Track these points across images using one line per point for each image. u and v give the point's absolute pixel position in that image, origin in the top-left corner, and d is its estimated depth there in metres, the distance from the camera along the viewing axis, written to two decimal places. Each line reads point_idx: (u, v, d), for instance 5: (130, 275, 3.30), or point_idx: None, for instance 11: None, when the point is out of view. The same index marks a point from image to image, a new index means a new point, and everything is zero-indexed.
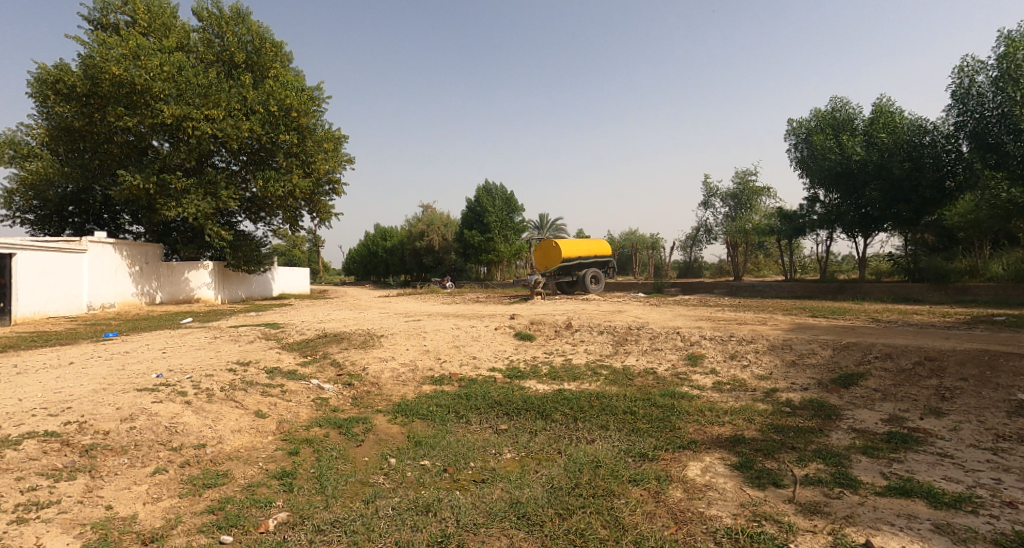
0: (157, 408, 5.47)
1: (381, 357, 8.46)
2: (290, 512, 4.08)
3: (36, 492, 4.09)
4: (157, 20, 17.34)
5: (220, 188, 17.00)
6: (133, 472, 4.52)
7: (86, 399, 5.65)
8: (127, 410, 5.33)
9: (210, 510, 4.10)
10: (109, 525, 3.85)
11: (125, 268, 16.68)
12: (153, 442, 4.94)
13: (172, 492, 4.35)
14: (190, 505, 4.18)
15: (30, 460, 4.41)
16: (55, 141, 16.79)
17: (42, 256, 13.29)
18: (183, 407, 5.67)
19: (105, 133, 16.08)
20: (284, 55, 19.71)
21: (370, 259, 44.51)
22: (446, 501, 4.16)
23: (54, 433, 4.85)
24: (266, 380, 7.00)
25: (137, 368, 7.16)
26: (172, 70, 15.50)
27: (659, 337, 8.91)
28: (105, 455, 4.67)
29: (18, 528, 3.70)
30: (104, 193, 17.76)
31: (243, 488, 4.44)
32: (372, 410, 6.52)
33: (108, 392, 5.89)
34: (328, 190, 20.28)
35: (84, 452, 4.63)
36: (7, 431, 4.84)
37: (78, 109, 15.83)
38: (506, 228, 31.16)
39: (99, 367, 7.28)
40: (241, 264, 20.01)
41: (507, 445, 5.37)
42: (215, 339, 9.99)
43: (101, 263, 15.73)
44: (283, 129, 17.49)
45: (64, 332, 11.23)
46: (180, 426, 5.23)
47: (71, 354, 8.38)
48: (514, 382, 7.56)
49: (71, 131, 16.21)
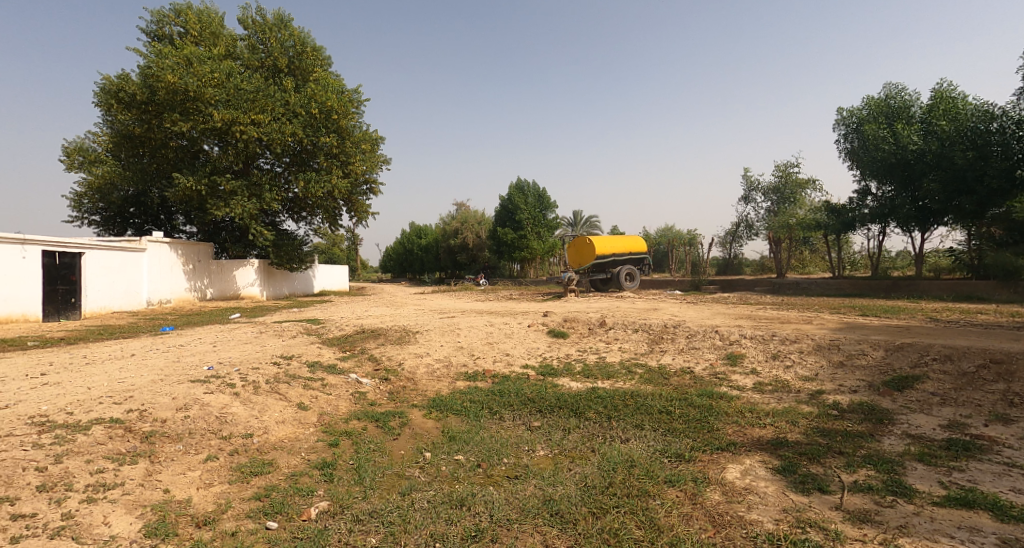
0: (209, 398, 5.68)
1: (416, 353, 8.53)
2: (331, 502, 4.16)
3: (105, 472, 4.30)
4: (207, 29, 17.98)
5: (265, 190, 17.54)
6: (187, 459, 4.70)
7: (146, 389, 5.89)
8: (182, 399, 5.55)
9: (257, 496, 4.23)
10: (166, 507, 4.02)
11: (180, 266, 17.42)
12: (205, 430, 5.13)
13: (222, 479, 4.50)
14: (239, 491, 4.33)
15: (95, 444, 4.62)
16: (118, 147, 17.55)
17: (109, 255, 14.14)
18: (232, 398, 5.87)
19: (162, 139, 16.60)
20: (324, 59, 20.15)
21: (405, 257, 45.22)
22: (480, 496, 4.15)
23: (116, 420, 5.05)
24: (308, 374, 7.17)
25: (189, 360, 7.45)
26: (222, 76, 16.15)
27: (697, 336, 8.70)
28: (162, 442, 4.88)
29: (88, 507, 3.89)
30: (160, 196, 18.59)
31: (287, 477, 4.57)
32: (407, 405, 6.60)
33: (165, 383, 6.13)
34: (367, 190, 20.70)
35: (144, 438, 4.85)
36: (76, 418, 5.05)
37: (138, 116, 16.52)
38: (537, 226, 31.06)
39: (157, 359, 7.58)
40: (284, 263, 20.56)
41: (540, 442, 5.33)
42: (261, 333, 10.26)
43: (158, 261, 16.46)
44: (324, 132, 17.92)
45: (125, 326, 11.72)
46: (229, 416, 5.41)
47: (130, 347, 8.72)
48: (547, 380, 7.52)
49: (132, 137, 16.96)
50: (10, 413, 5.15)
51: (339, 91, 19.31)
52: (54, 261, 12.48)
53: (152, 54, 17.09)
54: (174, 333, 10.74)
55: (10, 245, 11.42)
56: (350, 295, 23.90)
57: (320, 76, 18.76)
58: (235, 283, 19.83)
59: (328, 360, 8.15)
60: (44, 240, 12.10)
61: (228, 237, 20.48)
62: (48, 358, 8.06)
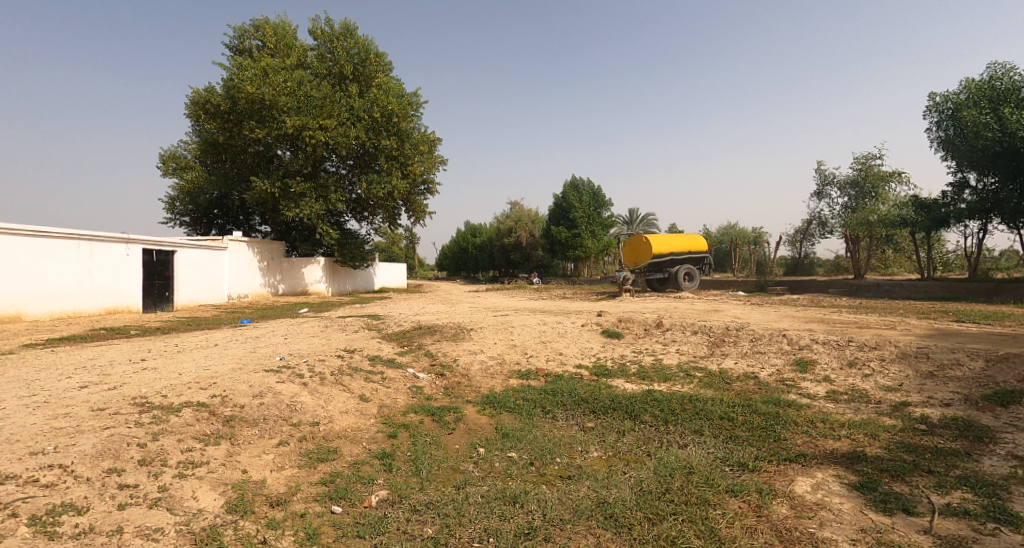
0: (281, 387, 5.92)
1: (471, 350, 8.57)
2: (390, 491, 4.23)
3: (193, 451, 4.55)
4: (282, 41, 18.85)
5: (331, 191, 18.23)
6: (263, 442, 4.92)
7: (227, 376, 6.22)
8: (257, 388, 5.81)
9: (323, 482, 4.37)
10: (245, 487, 4.22)
11: (257, 263, 18.43)
12: (278, 417, 5.35)
13: (293, 463, 4.67)
14: (307, 476, 4.49)
15: (186, 425, 4.90)
16: (204, 154, 18.66)
17: (196, 253, 15.31)
18: (301, 387, 6.09)
19: (242, 145, 17.60)
20: (386, 65, 20.67)
21: (460, 255, 45.86)
22: (533, 493, 4.09)
23: (203, 405, 5.33)
24: (369, 367, 7.35)
25: (264, 351, 7.82)
26: (294, 85, 16.90)
27: (762, 339, 8.25)
28: (241, 426, 5.12)
29: (179, 482, 4.13)
30: (240, 198, 19.74)
31: (351, 465, 4.68)
32: (462, 400, 6.61)
33: (244, 371, 6.45)
34: (424, 191, 21.08)
35: (226, 421, 5.10)
36: (169, 401, 5.39)
37: (221, 125, 17.51)
38: (591, 224, 30.54)
39: (236, 349, 8.03)
40: (348, 261, 21.30)
41: (593, 444, 5.20)
42: (327, 327, 10.66)
43: (238, 258, 17.52)
44: (385, 135, 18.42)
45: (208, 318, 12.51)
46: (298, 405, 5.61)
47: (213, 337, 9.30)
48: (601, 380, 7.35)
49: (214, 145, 18.07)
50: (116, 394, 5.56)
51: (399, 95, 19.76)
52: (151, 258, 13.76)
53: (233, 66, 18.18)
54: (249, 325, 11.36)
55: (116, 243, 12.58)
56: (407, 292, 24.45)
57: (382, 81, 19.25)
58: (304, 280, 20.76)
59: (387, 354, 8.34)
60: (142, 239, 13.35)
61: (297, 236, 21.22)
62: (147, 345, 8.71)
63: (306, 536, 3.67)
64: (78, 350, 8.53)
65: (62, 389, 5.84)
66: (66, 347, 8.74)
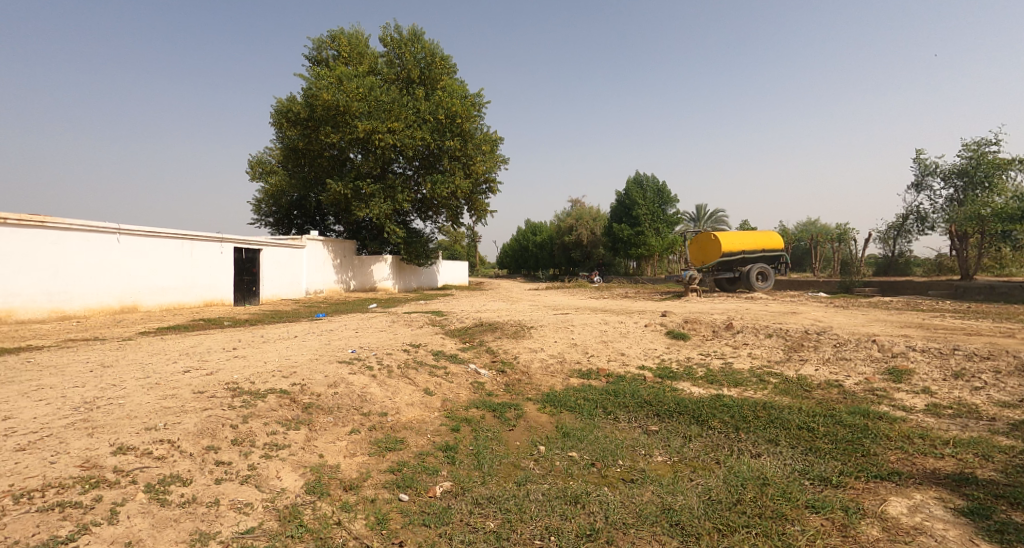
0: (353, 378, 6.11)
1: (531, 348, 8.49)
2: (453, 482, 4.26)
3: (277, 434, 4.80)
4: (355, 50, 19.53)
5: (398, 192, 18.75)
6: (336, 429, 5.10)
7: (306, 366, 6.51)
8: (332, 377, 6.03)
9: (391, 469, 4.48)
10: (322, 470, 4.42)
11: (330, 261, 19.28)
12: (350, 406, 5.52)
13: (363, 451, 4.83)
14: (376, 463, 4.62)
15: (271, 410, 5.16)
16: (285, 160, 19.81)
17: (279, 252, 16.31)
18: (370, 379, 6.26)
19: (319, 150, 18.39)
20: (451, 67, 20.97)
21: (520, 254, 45.99)
22: (594, 494, 3.94)
23: (285, 392, 5.60)
24: (432, 362, 7.46)
25: (338, 343, 8.13)
26: (365, 90, 17.49)
27: (848, 345, 7.62)
28: (318, 413, 5.32)
29: (265, 462, 4.37)
30: (317, 200, 20.83)
31: (416, 455, 4.76)
32: (522, 398, 6.54)
33: (320, 362, 6.73)
34: (486, 190, 21.26)
35: (304, 408, 5.33)
36: (257, 386, 5.70)
37: (301, 132, 18.37)
38: (655, 221, 29.71)
39: (313, 341, 8.40)
40: (413, 259, 21.83)
41: (658, 448, 4.96)
42: (394, 322, 10.95)
43: (315, 256, 18.42)
44: (449, 136, 18.73)
45: (288, 312, 13.21)
46: (368, 395, 5.77)
47: (293, 329, 9.80)
48: (665, 383, 7.05)
49: (293, 150, 19.10)
50: (213, 379, 5.96)
51: (464, 97, 20.02)
52: (241, 256, 14.81)
53: (311, 77, 19.20)
54: (324, 319, 11.87)
55: (212, 242, 13.69)
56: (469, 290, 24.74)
57: (447, 83, 19.56)
58: (373, 277, 21.50)
59: (450, 349, 8.43)
60: (234, 239, 14.45)
61: (368, 236, 22.12)
62: (237, 335, 9.32)
63: (375, 521, 3.76)
64: (180, 337, 9.25)
65: (169, 373, 6.33)
66: (172, 335, 9.52)
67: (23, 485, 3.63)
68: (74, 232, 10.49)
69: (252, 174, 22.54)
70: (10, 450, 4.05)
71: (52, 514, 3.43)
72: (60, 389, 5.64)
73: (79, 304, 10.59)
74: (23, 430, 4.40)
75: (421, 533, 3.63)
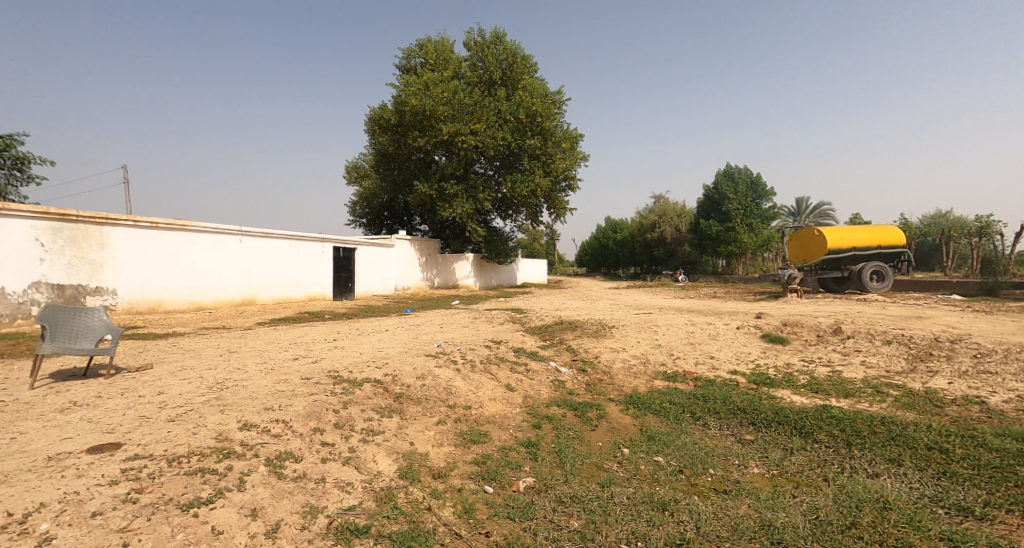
0: (439, 371, 6.22)
1: (613, 347, 8.17)
2: (537, 479, 4.31)
3: (372, 420, 4.99)
4: (441, 57, 20.01)
5: (479, 192, 19.05)
6: (425, 419, 5.24)
7: (397, 358, 6.70)
8: (420, 369, 6.17)
9: (476, 461, 4.59)
10: (413, 457, 4.57)
11: (416, 260, 19.92)
12: (437, 398, 5.64)
13: (450, 441, 4.94)
14: (462, 454, 4.74)
15: (367, 397, 5.35)
16: (376, 164, 20.81)
17: (372, 250, 17.10)
18: (455, 372, 6.34)
19: (407, 153, 19.05)
20: (532, 66, 20.88)
21: (599, 252, 45.02)
22: (684, 503, 3.85)
23: (379, 381, 5.77)
24: (513, 358, 7.41)
25: (425, 338, 8.33)
26: (450, 94, 17.85)
27: (988, 358, 6.65)
28: (408, 402, 5.47)
29: (363, 446, 4.56)
30: (404, 201, 21.72)
31: (499, 448, 4.83)
32: (604, 398, 6.32)
33: (409, 354, 6.91)
34: (566, 187, 21.00)
35: (396, 397, 5.49)
36: (354, 375, 5.93)
37: (391, 137, 19.07)
38: (748, 216, 27.90)
39: (401, 335, 8.67)
40: (493, 257, 22.16)
41: (754, 458, 4.64)
42: (476, 319, 11.05)
43: (403, 254, 19.12)
44: (530, 135, 18.72)
45: (377, 307, 13.79)
46: (453, 388, 5.87)
47: (383, 324, 10.19)
48: (761, 390, 6.48)
49: (383, 155, 20.02)
50: (317, 366, 6.30)
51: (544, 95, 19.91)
52: (339, 254, 15.67)
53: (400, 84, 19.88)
54: (410, 314, 12.24)
55: (314, 242, 14.60)
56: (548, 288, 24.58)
57: (528, 82, 19.53)
58: (455, 274, 21.96)
59: (531, 346, 8.34)
60: (334, 239, 15.31)
61: (450, 235, 22.75)
62: (335, 327, 9.85)
63: (463, 510, 3.89)
64: (286, 328, 9.96)
65: (281, 360, 6.79)
66: (282, 326, 10.25)
67: (172, 451, 4.00)
68: (207, 235, 11.71)
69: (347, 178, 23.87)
70: (162, 420, 4.49)
71: (196, 477, 3.75)
72: (196, 369, 6.23)
73: (210, 297, 11.80)
74: (173, 404, 4.87)
75: (506, 526, 3.73)
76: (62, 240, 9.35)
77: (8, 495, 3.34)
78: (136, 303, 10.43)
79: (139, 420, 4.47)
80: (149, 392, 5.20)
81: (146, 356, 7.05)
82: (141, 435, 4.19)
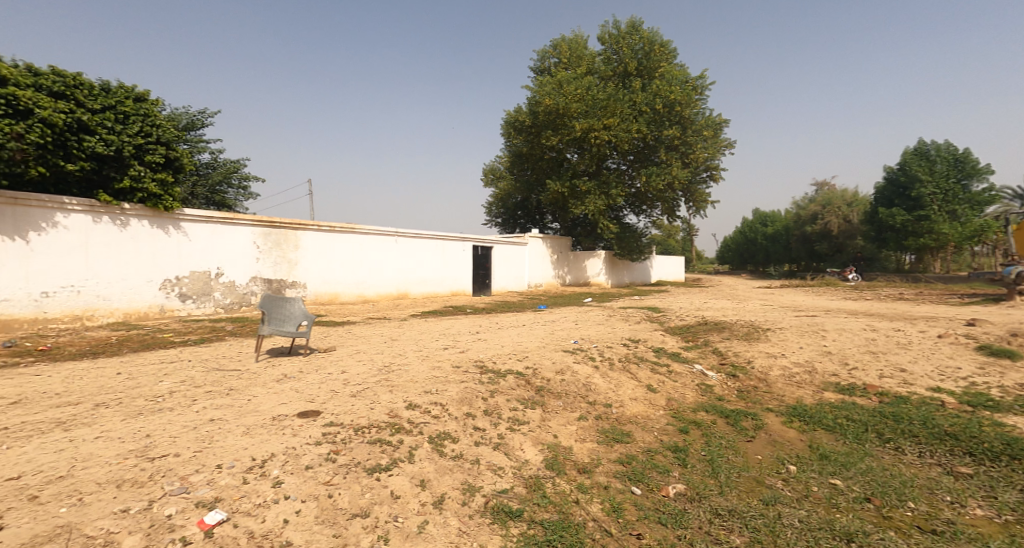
0: (577, 367, 6.09)
1: (769, 352, 7.04)
2: (687, 486, 4.08)
3: (518, 410, 5.00)
4: (575, 53, 19.48)
5: (612, 187, 18.24)
6: (566, 414, 5.16)
7: (536, 352, 6.66)
8: (559, 364, 6.08)
9: (620, 461, 4.43)
10: (557, 449, 4.52)
11: (549, 257, 19.88)
12: (576, 393, 5.55)
13: (592, 437, 4.83)
14: (606, 451, 4.60)
15: (511, 388, 5.39)
16: (511, 165, 21.37)
17: (507, 248, 17.47)
18: (594, 369, 6.15)
19: (540, 153, 19.09)
20: (672, 52, 19.50)
21: (742, 245, 40.03)
22: (875, 538, 3.42)
23: (521, 374, 5.78)
24: (654, 358, 6.92)
25: (561, 334, 8.21)
26: (582, 91, 17.36)
27: None
28: (549, 396, 5.43)
29: (510, 434, 4.59)
30: (537, 200, 21.94)
31: (644, 450, 4.61)
32: (761, 407, 5.61)
33: (546, 349, 6.84)
34: (706, 178, 19.40)
35: (537, 390, 5.48)
36: (497, 366, 6.00)
37: (525, 139, 19.31)
38: (947, 202, 21.37)
39: (537, 330, 8.65)
40: (626, 254, 21.28)
41: (975, 497, 3.91)
42: (611, 317, 10.65)
43: (536, 252, 19.18)
44: (667, 125, 17.78)
45: (515, 302, 14.02)
46: (592, 386, 5.73)
47: (520, 319, 10.28)
48: (976, 415, 5.12)
49: (518, 156, 20.40)
50: (463, 356, 6.52)
51: (683, 82, 18.63)
52: (478, 252, 16.29)
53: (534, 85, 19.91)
54: (545, 310, 12.23)
55: (458, 242, 15.34)
56: (689, 286, 22.99)
57: (667, 70, 18.36)
58: (587, 272, 21.58)
59: (672, 347, 7.62)
60: (474, 238, 15.93)
61: (582, 232, 21.98)
62: (476, 321, 10.18)
63: (611, 508, 3.80)
64: (435, 320, 10.57)
65: (433, 349, 7.17)
66: (432, 318, 10.89)
67: (357, 421, 4.35)
68: (370, 237, 12.88)
69: (485, 180, 24.69)
70: (348, 395, 4.96)
71: (378, 445, 4.05)
72: (369, 352, 6.87)
73: (374, 291, 13.01)
74: (354, 382, 5.34)
75: (658, 531, 3.59)
76: (270, 242, 10.91)
77: (250, 443, 3.84)
78: (320, 295, 11.88)
79: (331, 392, 5.00)
80: (336, 370, 5.81)
81: (332, 340, 8.00)
82: (334, 405, 4.65)
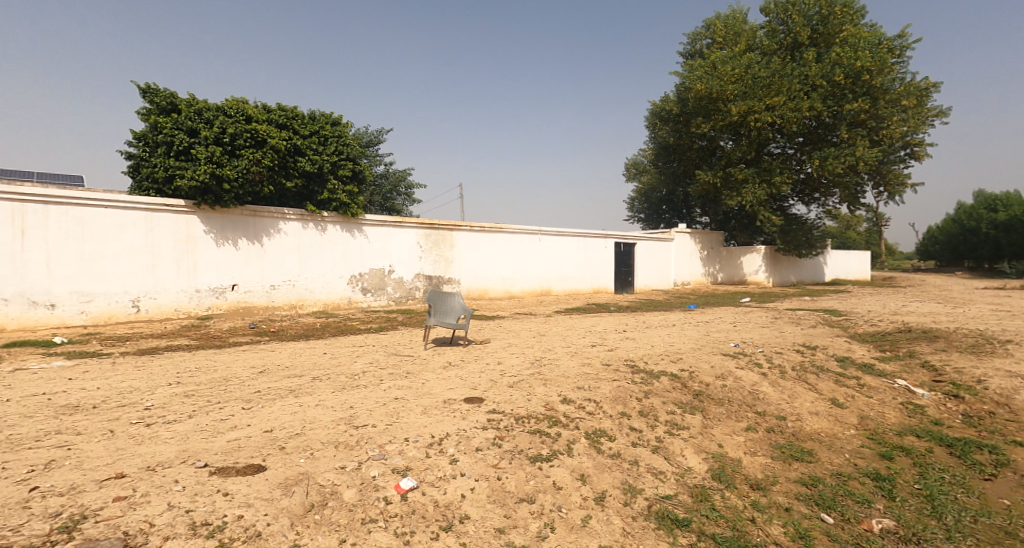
0: (741, 373, 5.64)
1: (1009, 370, 5.72)
2: (899, 523, 3.56)
3: (675, 414, 4.79)
4: (731, 31, 18.13)
5: (775, 174, 16.42)
6: (731, 423, 4.81)
7: (690, 353, 6.29)
8: (719, 369, 5.68)
9: (803, 482, 4.01)
10: (724, 460, 4.24)
11: (698, 252, 18.68)
12: (742, 402, 5.15)
13: (766, 452, 4.44)
14: (784, 469, 4.20)
15: (666, 390, 5.17)
16: (656, 157, 20.57)
17: (652, 244, 16.84)
18: (761, 377, 5.64)
19: (688, 142, 18.05)
20: (858, 12, 16.92)
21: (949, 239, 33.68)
22: None
23: (676, 376, 5.52)
24: (838, 369, 6.07)
25: (718, 336, 7.67)
26: (742, 70, 15.88)
27: None
28: (709, 402, 5.11)
29: (669, 439, 4.41)
30: (684, 192, 20.80)
31: (833, 474, 4.12)
32: (1002, 439, 4.64)
33: (702, 352, 6.43)
34: (907, 156, 16.67)
35: (695, 394, 5.19)
36: (649, 366, 5.79)
37: (672, 129, 18.38)
38: None
39: (691, 331, 8.19)
40: (791, 249, 19.08)
41: None
42: (777, 319, 9.66)
43: (684, 247, 18.15)
44: (850, 98, 15.40)
45: (664, 302, 13.43)
46: (761, 394, 5.29)
47: (670, 318, 9.84)
48: None
49: (664, 147, 19.48)
50: (612, 354, 6.43)
51: (875, 45, 16.15)
52: (620, 249, 15.99)
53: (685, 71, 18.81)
54: (698, 310, 11.53)
55: (598, 238, 15.21)
56: (875, 286, 19.91)
57: (851, 34, 16.06)
58: (744, 269, 19.90)
59: (862, 357, 6.62)
60: (616, 234, 15.66)
61: (737, 225, 20.17)
62: (623, 319, 9.97)
63: (797, 534, 3.47)
64: (582, 317, 10.57)
65: (581, 345, 7.18)
66: (578, 315, 10.90)
67: (515, 410, 4.53)
68: (515, 235, 13.32)
69: (626, 176, 24.19)
70: (505, 384, 5.18)
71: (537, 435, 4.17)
72: (518, 346, 7.14)
73: (519, 288, 13.45)
74: (509, 373, 5.58)
75: None
76: (431, 242, 11.83)
77: (428, 422, 4.21)
78: (472, 290, 12.59)
79: (489, 381, 5.27)
80: (491, 361, 6.13)
81: (485, 333, 8.45)
82: (495, 394, 4.89)
